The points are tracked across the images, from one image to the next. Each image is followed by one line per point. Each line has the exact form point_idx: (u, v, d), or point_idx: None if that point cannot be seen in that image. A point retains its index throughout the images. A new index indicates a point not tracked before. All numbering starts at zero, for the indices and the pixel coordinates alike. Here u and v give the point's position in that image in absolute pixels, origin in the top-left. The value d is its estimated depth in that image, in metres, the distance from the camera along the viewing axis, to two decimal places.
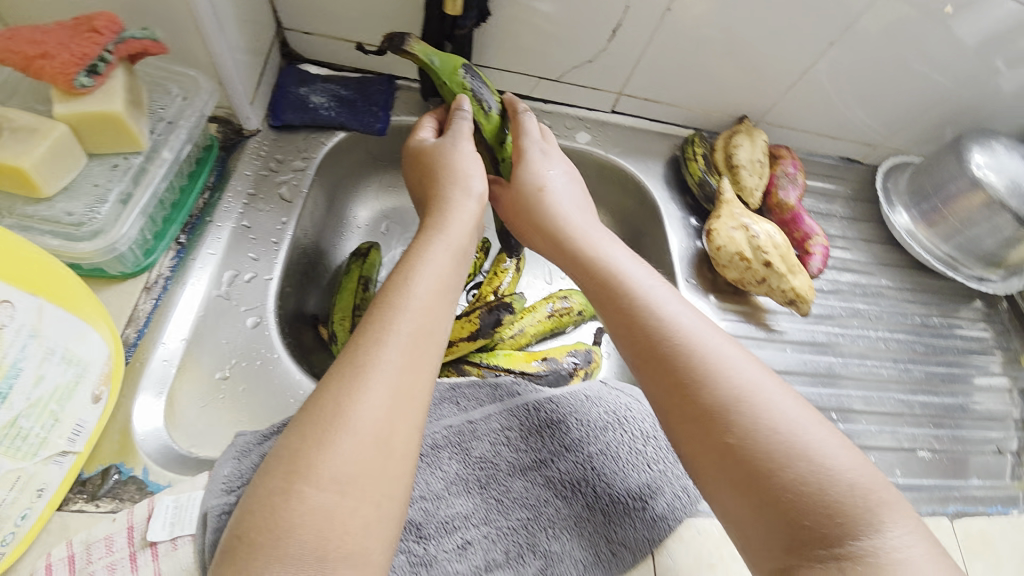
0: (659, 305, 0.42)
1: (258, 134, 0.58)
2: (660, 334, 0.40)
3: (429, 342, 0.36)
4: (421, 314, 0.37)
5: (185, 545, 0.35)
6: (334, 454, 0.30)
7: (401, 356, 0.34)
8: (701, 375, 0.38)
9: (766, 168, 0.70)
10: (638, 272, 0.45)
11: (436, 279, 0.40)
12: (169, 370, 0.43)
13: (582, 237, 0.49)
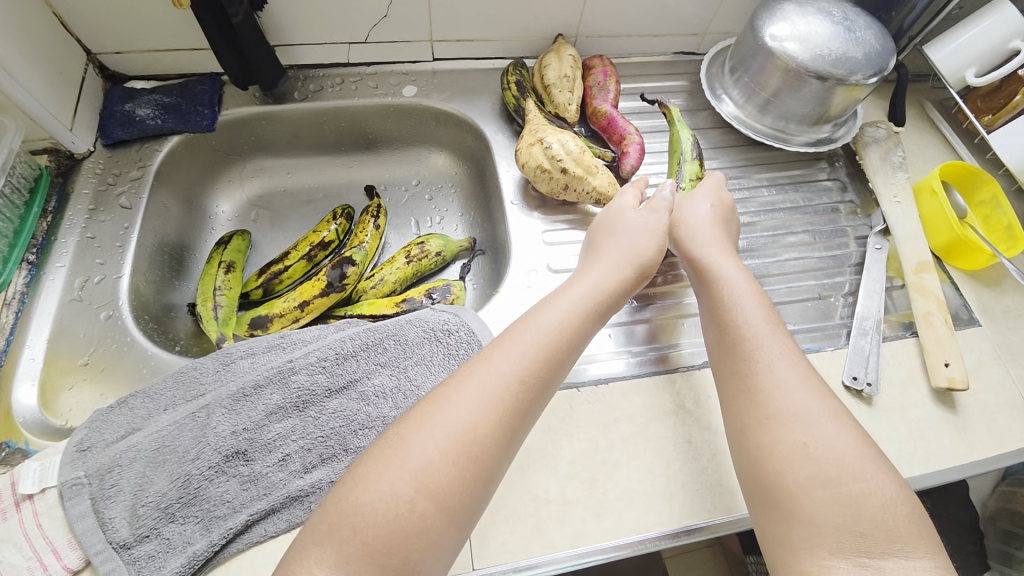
0: (742, 302, 0.51)
1: (93, 155, 0.65)
2: (738, 330, 0.49)
3: (509, 385, 0.42)
4: (515, 360, 0.44)
5: (53, 484, 0.44)
6: (412, 449, 0.38)
7: (489, 387, 0.42)
8: (760, 373, 0.45)
9: (578, 81, 0.74)
10: (741, 286, 0.52)
11: (535, 343, 0.45)
12: (37, 365, 0.52)
13: (705, 262, 0.55)
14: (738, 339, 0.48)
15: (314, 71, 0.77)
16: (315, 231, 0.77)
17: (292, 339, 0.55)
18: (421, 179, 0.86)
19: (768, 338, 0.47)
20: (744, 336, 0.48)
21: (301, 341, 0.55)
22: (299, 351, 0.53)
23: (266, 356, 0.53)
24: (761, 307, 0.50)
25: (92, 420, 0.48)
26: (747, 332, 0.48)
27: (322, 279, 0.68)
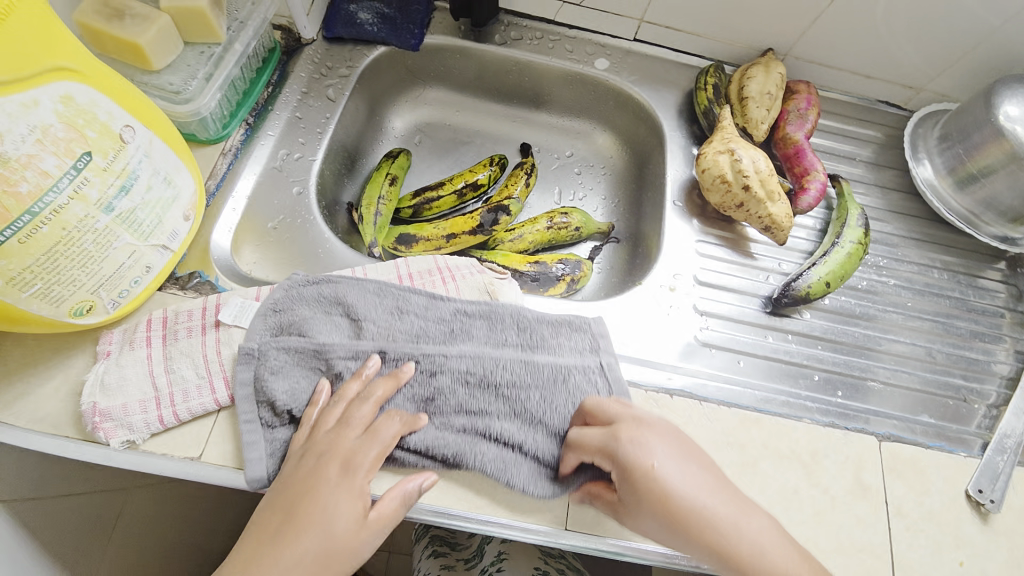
0: (700, 497, 0.40)
1: (313, 44, 0.70)
2: (736, 547, 0.39)
3: (354, 525, 0.41)
4: (359, 486, 0.42)
5: (237, 324, 0.49)
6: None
7: (336, 526, 0.40)
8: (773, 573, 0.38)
9: (778, 101, 0.71)
10: (709, 500, 0.40)
11: (366, 475, 0.43)
12: (235, 215, 0.57)
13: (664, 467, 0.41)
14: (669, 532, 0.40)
15: (519, 19, 0.78)
16: (470, 170, 0.79)
17: (456, 317, 0.53)
18: (576, 152, 0.86)
19: (759, 530, 0.39)
20: (719, 548, 0.38)
21: (467, 321, 0.53)
22: (458, 343, 0.51)
23: (432, 315, 0.53)
24: (746, 517, 0.40)
25: (266, 307, 0.51)
26: (727, 540, 0.39)
27: (475, 219, 0.72)
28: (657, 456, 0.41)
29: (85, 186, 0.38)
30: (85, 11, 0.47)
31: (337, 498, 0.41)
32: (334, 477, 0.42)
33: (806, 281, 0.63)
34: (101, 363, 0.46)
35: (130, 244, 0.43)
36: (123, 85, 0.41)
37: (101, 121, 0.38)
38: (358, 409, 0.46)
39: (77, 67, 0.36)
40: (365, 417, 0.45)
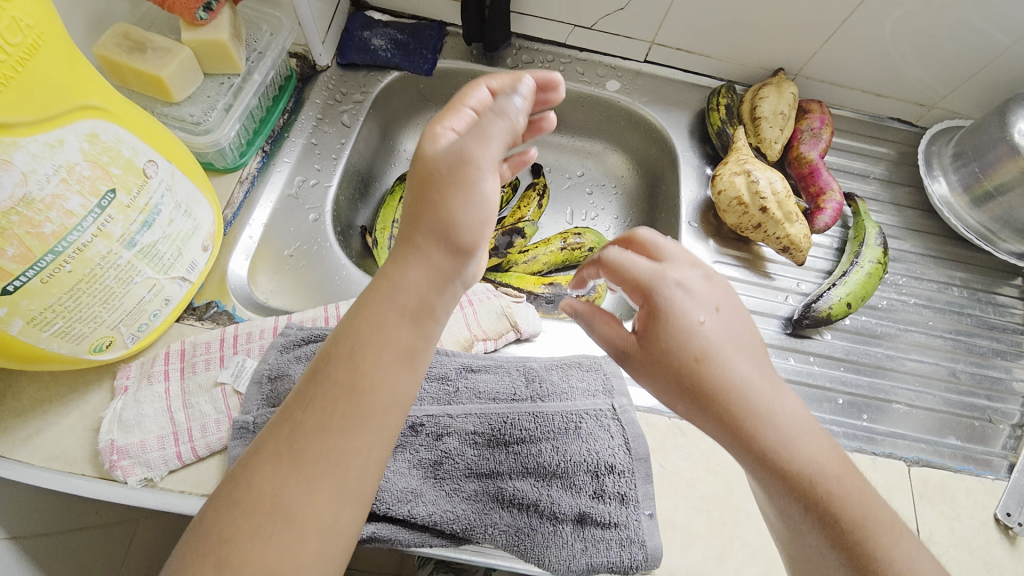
0: (692, 319, 0.35)
1: (328, 70, 0.70)
2: (745, 426, 0.34)
3: (438, 285, 0.35)
4: (469, 231, 0.34)
5: (255, 356, 0.48)
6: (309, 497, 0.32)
7: (402, 298, 0.34)
8: (782, 459, 0.33)
9: (791, 121, 0.71)
10: (711, 340, 0.35)
11: (485, 212, 0.34)
12: (251, 244, 0.57)
13: (659, 287, 0.36)
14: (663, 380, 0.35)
15: (530, 43, 0.79)
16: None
17: (464, 373, 0.52)
18: (586, 171, 0.86)
19: (786, 412, 0.34)
20: (749, 448, 0.34)
21: (477, 375, 0.52)
22: (462, 402, 0.50)
23: (441, 365, 0.51)
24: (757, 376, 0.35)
25: (277, 343, 0.49)
26: (731, 409, 0.34)
27: (492, 241, 0.70)
28: (629, 264, 0.38)
29: (108, 223, 0.38)
30: (106, 44, 0.47)
31: (430, 261, 0.34)
32: (453, 203, 0.33)
33: (827, 302, 0.62)
34: (120, 399, 0.45)
35: (151, 278, 0.43)
36: (146, 121, 0.41)
37: (119, 154, 0.38)
38: (481, 93, 0.40)
39: (102, 105, 0.36)
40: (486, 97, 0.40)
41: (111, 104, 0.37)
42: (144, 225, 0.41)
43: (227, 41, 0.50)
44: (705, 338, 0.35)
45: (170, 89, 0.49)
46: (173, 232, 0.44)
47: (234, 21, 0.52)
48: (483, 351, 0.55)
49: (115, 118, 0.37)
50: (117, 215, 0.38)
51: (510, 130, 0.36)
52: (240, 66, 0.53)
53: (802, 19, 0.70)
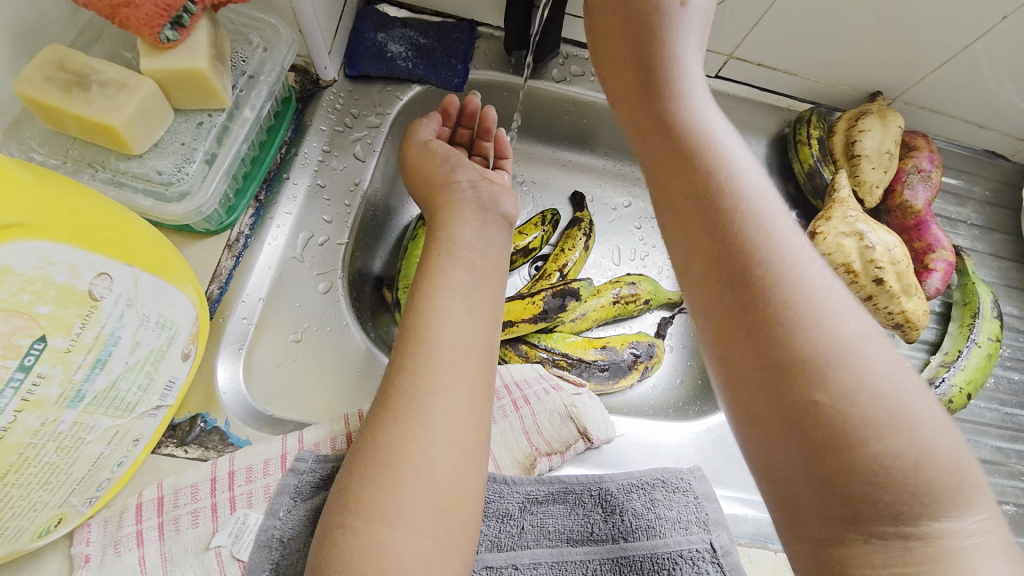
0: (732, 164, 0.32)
1: (335, 85, 0.55)
2: (733, 227, 0.30)
3: (473, 359, 0.38)
4: (460, 333, 0.39)
5: (260, 507, 0.37)
6: (408, 503, 0.33)
7: (448, 377, 0.37)
8: (785, 295, 0.28)
9: (895, 161, 0.60)
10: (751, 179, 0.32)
11: (459, 297, 0.40)
12: (247, 328, 0.44)
13: (682, 101, 0.36)
14: (672, 158, 0.34)
15: (579, 49, 0.65)
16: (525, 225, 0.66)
17: (529, 507, 0.42)
18: (634, 202, 0.73)
19: (813, 271, 0.29)
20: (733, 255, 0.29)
21: (544, 509, 0.42)
22: (530, 547, 0.41)
23: (500, 499, 0.42)
24: (800, 244, 0.30)
25: (289, 486, 0.37)
26: (735, 233, 0.30)
27: (538, 303, 0.58)
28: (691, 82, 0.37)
29: (38, 386, 0.25)
30: (30, 78, 0.33)
31: (467, 262, 0.42)
32: (453, 223, 0.45)
33: (945, 393, 0.53)
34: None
35: (110, 426, 0.31)
36: (84, 212, 0.27)
37: (43, 281, 0.24)
38: (462, 166, 0.49)
39: (13, 220, 0.23)
40: (475, 176, 0.49)
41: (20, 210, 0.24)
42: (93, 367, 0.28)
43: (207, 71, 0.36)
44: (727, 164, 0.32)
45: (124, 138, 0.35)
46: (139, 359, 0.31)
47: (216, 40, 0.38)
48: (546, 470, 0.45)
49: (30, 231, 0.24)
50: (44, 369, 0.25)
51: (478, 211, 0.46)
52: (224, 100, 0.39)
53: (919, 39, 0.57)
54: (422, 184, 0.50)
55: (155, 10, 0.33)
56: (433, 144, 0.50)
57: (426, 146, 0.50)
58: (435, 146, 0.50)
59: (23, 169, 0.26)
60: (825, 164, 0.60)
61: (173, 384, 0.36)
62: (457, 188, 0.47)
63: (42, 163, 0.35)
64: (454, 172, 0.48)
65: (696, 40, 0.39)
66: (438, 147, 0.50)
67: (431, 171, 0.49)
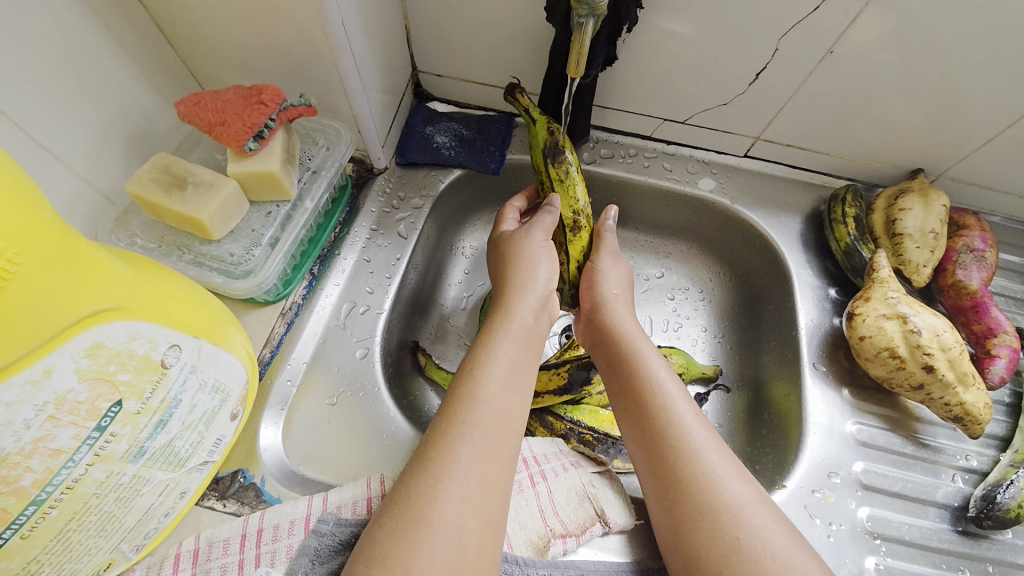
0: (687, 431, 0.44)
1: (386, 172, 0.63)
2: (696, 500, 0.40)
3: (502, 431, 0.40)
4: (496, 405, 0.41)
5: (280, 567, 0.38)
6: (425, 567, 0.33)
7: (480, 446, 0.38)
8: (691, 472, 0.41)
9: (943, 240, 0.57)
10: (701, 436, 0.43)
11: (504, 372, 0.43)
12: (290, 390, 0.48)
13: (626, 342, 0.50)
14: (603, 344, 0.51)
15: (610, 135, 0.69)
16: (558, 234, 0.56)
17: None
18: (666, 273, 0.74)
19: (741, 496, 0.40)
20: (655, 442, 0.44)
21: None
22: None
23: None
24: (729, 467, 0.42)
25: (309, 548, 0.39)
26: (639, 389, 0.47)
27: (563, 374, 0.59)
28: (649, 352, 0.49)
29: (109, 443, 0.30)
30: (141, 180, 0.41)
31: (518, 351, 0.45)
32: (516, 311, 0.48)
33: (1015, 497, 0.48)
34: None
35: (163, 479, 0.35)
36: (165, 294, 0.33)
37: (127, 354, 0.29)
38: (543, 264, 0.51)
39: (114, 304, 0.29)
40: (551, 278, 0.51)
41: (119, 297, 0.29)
42: (155, 427, 0.32)
43: (278, 172, 0.43)
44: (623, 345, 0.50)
45: (206, 227, 0.42)
46: (192, 418, 0.36)
47: (288, 146, 0.45)
48: (560, 554, 0.44)
49: (124, 313, 0.29)
50: (117, 428, 0.30)
51: (540, 308, 0.49)
52: (290, 193, 0.46)
53: (955, 120, 0.57)
54: (500, 273, 0.52)
55: (243, 130, 0.41)
56: (527, 237, 0.53)
57: (516, 238, 0.53)
58: (526, 240, 0.52)
59: (125, 259, 0.32)
60: (864, 242, 0.59)
61: (220, 441, 0.40)
62: (528, 285, 0.49)
63: (143, 247, 0.43)
64: (531, 271, 0.50)
65: (628, 304, 0.54)
66: (525, 243, 0.52)
67: (513, 265, 0.51)
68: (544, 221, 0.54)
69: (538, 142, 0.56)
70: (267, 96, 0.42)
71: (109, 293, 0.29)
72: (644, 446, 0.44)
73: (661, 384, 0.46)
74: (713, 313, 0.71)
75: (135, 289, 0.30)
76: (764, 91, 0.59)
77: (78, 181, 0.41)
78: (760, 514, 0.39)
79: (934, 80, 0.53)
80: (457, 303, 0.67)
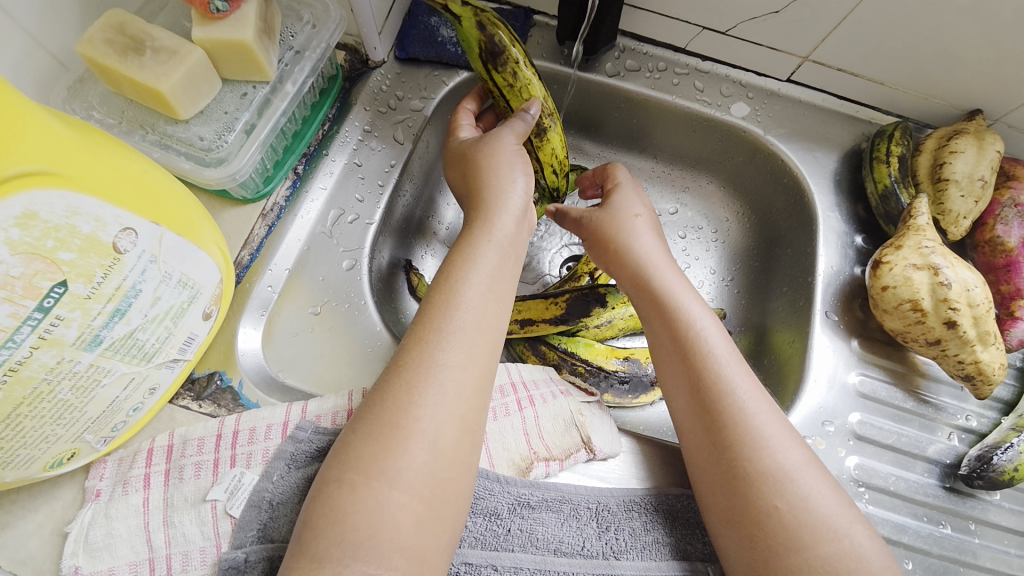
0: (732, 377, 0.38)
1: (384, 66, 0.56)
2: (731, 420, 0.37)
3: (483, 338, 0.38)
4: (476, 314, 0.38)
5: (256, 469, 0.38)
6: (402, 466, 0.32)
7: (460, 355, 0.36)
8: (737, 422, 0.37)
9: (991, 190, 0.52)
10: (745, 382, 0.38)
11: (486, 281, 0.39)
12: (271, 296, 0.46)
13: (657, 282, 0.44)
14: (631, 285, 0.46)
15: (638, 44, 0.61)
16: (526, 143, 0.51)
17: (520, 510, 0.40)
18: (681, 209, 0.69)
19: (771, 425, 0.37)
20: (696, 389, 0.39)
21: (536, 515, 0.40)
22: (514, 551, 0.39)
23: (490, 497, 0.41)
24: (775, 421, 0.37)
25: (285, 452, 0.38)
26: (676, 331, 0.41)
27: (561, 304, 0.56)
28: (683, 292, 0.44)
29: (56, 327, 0.27)
30: (93, 40, 0.35)
31: (487, 262, 0.40)
32: (486, 218, 0.43)
33: (1012, 459, 0.46)
34: (90, 507, 0.36)
35: (127, 372, 0.33)
36: (114, 169, 0.29)
37: (68, 231, 0.26)
38: (519, 170, 0.45)
39: (43, 169, 0.25)
40: (529, 185, 0.45)
41: (52, 162, 0.25)
42: (111, 316, 0.30)
43: (251, 42, 0.37)
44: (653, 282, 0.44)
45: (170, 102, 0.37)
46: (155, 312, 0.33)
47: (264, 14, 0.39)
48: (542, 476, 0.43)
49: (58, 182, 0.25)
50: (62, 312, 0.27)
51: (521, 215, 0.44)
52: (268, 73, 0.40)
53: None
54: (470, 180, 0.46)
55: None
56: (498, 141, 0.46)
57: (483, 141, 0.46)
58: (497, 143, 0.45)
59: (65, 122, 0.28)
60: (903, 187, 0.54)
61: (191, 340, 0.37)
62: (504, 191, 0.44)
63: (101, 122, 0.38)
64: (508, 174, 0.45)
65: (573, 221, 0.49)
66: (497, 146, 0.46)
67: (485, 171, 0.45)
68: (515, 125, 0.46)
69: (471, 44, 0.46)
70: None
71: (39, 156, 0.25)
72: (684, 395, 0.40)
73: (702, 328, 0.41)
74: (726, 255, 0.67)
75: (73, 156, 0.26)
76: (823, 0, 0.50)
77: (20, 35, 0.36)
78: (807, 469, 0.35)
79: (1003, 8, 0.46)
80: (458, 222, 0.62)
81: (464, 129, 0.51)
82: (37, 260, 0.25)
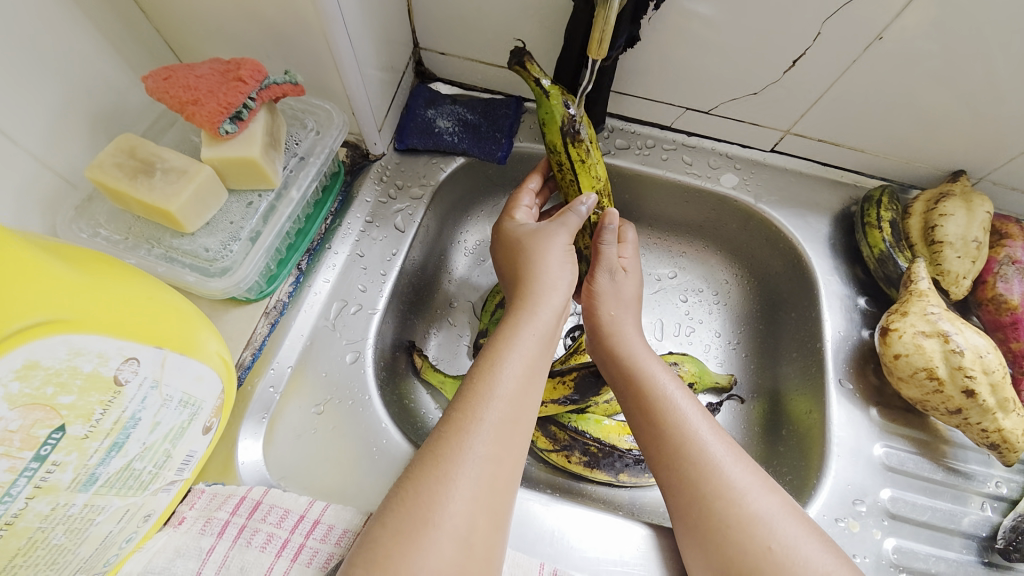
0: (704, 441, 0.40)
1: (383, 158, 0.58)
2: (722, 514, 0.37)
3: (515, 433, 0.35)
4: (513, 404, 0.36)
5: None
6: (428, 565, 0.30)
7: (495, 447, 0.34)
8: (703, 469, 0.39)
9: (986, 250, 0.53)
10: (718, 449, 0.40)
11: (524, 370, 0.38)
12: (273, 397, 0.45)
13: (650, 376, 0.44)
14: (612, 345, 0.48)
15: (625, 123, 0.64)
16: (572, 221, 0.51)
17: None
18: (680, 274, 0.69)
19: (817, 555, 0.35)
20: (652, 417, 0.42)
21: None
22: None
23: None
24: (752, 476, 0.38)
25: None
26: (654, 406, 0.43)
27: (569, 384, 0.54)
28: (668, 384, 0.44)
29: (52, 473, 0.26)
30: (104, 164, 0.36)
31: (528, 359, 0.38)
32: (528, 315, 0.41)
33: None
34: (166, 535, 0.36)
35: (121, 505, 0.31)
36: (116, 300, 0.29)
37: (65, 374, 0.25)
38: (566, 267, 0.45)
39: (49, 317, 0.25)
40: (574, 285, 0.45)
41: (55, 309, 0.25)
42: (106, 449, 0.29)
43: (258, 156, 0.38)
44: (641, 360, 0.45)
45: (176, 218, 0.37)
46: (150, 437, 0.31)
47: (271, 129, 0.40)
48: None
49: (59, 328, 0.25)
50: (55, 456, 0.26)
51: (563, 310, 0.44)
52: (274, 181, 0.41)
53: (1007, 120, 0.51)
54: (514, 273, 0.46)
55: (218, 110, 0.36)
56: (549, 238, 0.46)
57: (536, 234, 0.46)
58: (548, 241, 0.45)
59: (68, 260, 0.28)
60: (900, 250, 0.54)
61: (189, 455, 0.36)
62: (550, 286, 0.43)
63: (107, 240, 0.39)
64: (557, 272, 0.44)
65: (633, 320, 0.49)
66: (545, 244, 0.46)
67: (530, 262, 0.45)
68: (568, 221, 0.46)
69: (556, 122, 0.45)
70: (244, 72, 0.37)
71: (42, 304, 0.24)
72: (631, 418, 0.44)
73: (678, 401, 0.42)
74: (730, 318, 0.66)
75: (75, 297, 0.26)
76: (798, 81, 0.53)
77: (32, 163, 0.37)
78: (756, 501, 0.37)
79: (994, 73, 0.48)
80: (455, 296, 0.63)
81: (521, 210, 0.51)
82: (34, 407, 0.25)
